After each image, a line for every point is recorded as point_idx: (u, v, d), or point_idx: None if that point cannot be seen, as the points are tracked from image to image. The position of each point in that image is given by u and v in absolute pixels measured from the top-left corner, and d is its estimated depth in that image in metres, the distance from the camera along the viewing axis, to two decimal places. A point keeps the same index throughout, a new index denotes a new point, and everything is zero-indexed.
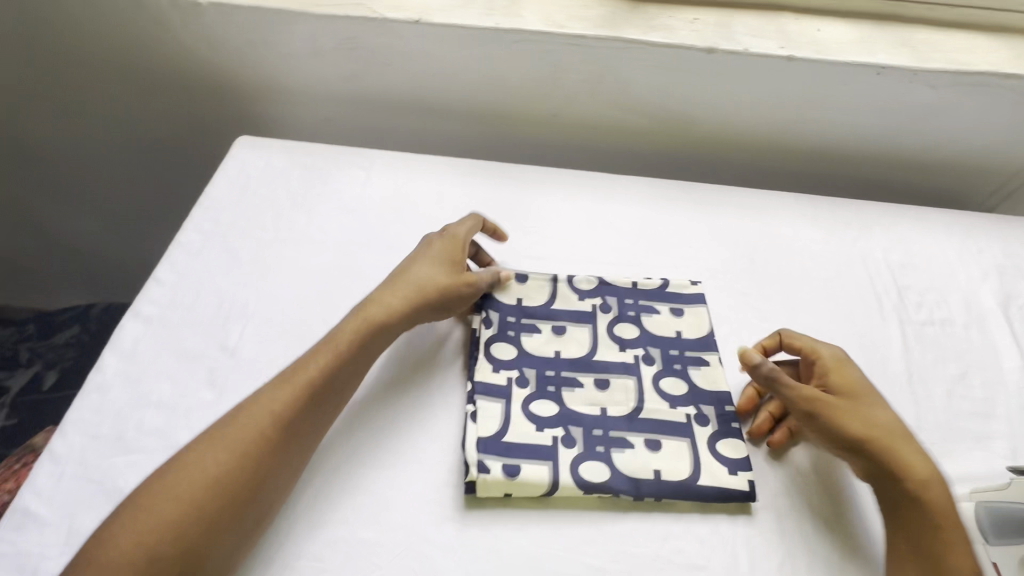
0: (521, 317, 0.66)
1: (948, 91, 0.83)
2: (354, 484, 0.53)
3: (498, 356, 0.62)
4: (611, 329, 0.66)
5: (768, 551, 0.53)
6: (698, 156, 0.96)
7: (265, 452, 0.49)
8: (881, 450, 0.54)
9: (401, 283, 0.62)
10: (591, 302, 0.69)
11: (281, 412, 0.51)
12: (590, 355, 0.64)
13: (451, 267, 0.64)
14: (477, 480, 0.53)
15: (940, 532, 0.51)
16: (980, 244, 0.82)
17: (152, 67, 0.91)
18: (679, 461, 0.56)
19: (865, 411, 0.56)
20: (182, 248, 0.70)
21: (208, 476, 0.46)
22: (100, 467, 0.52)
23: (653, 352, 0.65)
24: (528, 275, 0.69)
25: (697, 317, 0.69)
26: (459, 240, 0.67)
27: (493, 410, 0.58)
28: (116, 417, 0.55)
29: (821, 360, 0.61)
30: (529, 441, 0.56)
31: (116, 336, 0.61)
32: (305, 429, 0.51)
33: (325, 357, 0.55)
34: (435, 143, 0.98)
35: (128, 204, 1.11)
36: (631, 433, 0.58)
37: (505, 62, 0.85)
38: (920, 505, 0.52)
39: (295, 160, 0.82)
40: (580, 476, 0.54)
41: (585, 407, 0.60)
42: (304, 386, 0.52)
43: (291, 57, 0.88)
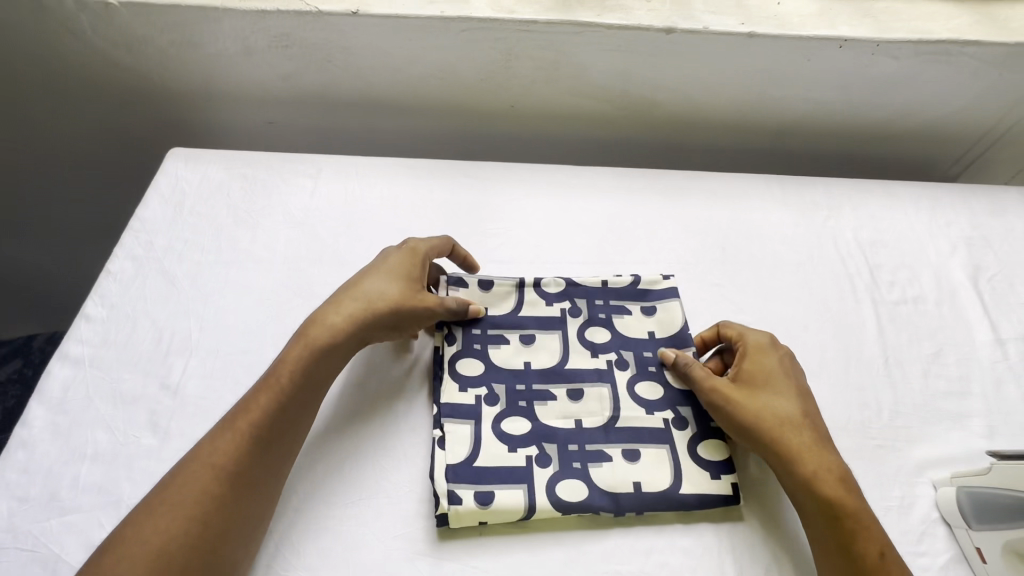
0: (487, 328, 0.63)
1: (912, 62, 0.80)
2: (319, 525, 0.52)
3: (466, 372, 0.60)
4: (581, 334, 0.63)
5: (752, 558, 0.53)
6: (663, 139, 0.93)
7: (215, 506, 0.46)
8: (773, 440, 0.54)
9: (349, 297, 0.58)
10: (560, 306, 0.65)
11: (223, 462, 0.48)
12: (561, 364, 0.61)
13: (405, 282, 0.60)
14: (450, 511, 0.51)
15: (836, 523, 0.50)
16: (947, 217, 0.80)
17: (72, 71, 0.85)
18: (659, 472, 0.55)
19: (763, 402, 0.55)
20: (114, 278, 0.66)
21: (156, 543, 0.44)
22: (32, 533, 0.49)
23: (626, 356, 0.62)
24: (493, 282, 0.65)
25: (669, 313, 0.65)
26: (418, 253, 0.63)
27: (463, 432, 0.56)
28: (46, 476, 0.52)
29: (743, 345, 0.59)
30: (502, 463, 0.54)
31: (43, 383, 0.57)
32: (255, 477, 0.49)
33: (266, 395, 0.52)
34: (390, 141, 0.94)
35: (63, 220, 1.05)
36: (609, 446, 0.56)
37: (451, 51, 0.80)
38: (814, 497, 0.51)
39: (235, 172, 0.77)
40: (557, 496, 0.53)
41: (559, 421, 0.57)
42: (244, 429, 0.50)
43: (223, 59, 0.82)
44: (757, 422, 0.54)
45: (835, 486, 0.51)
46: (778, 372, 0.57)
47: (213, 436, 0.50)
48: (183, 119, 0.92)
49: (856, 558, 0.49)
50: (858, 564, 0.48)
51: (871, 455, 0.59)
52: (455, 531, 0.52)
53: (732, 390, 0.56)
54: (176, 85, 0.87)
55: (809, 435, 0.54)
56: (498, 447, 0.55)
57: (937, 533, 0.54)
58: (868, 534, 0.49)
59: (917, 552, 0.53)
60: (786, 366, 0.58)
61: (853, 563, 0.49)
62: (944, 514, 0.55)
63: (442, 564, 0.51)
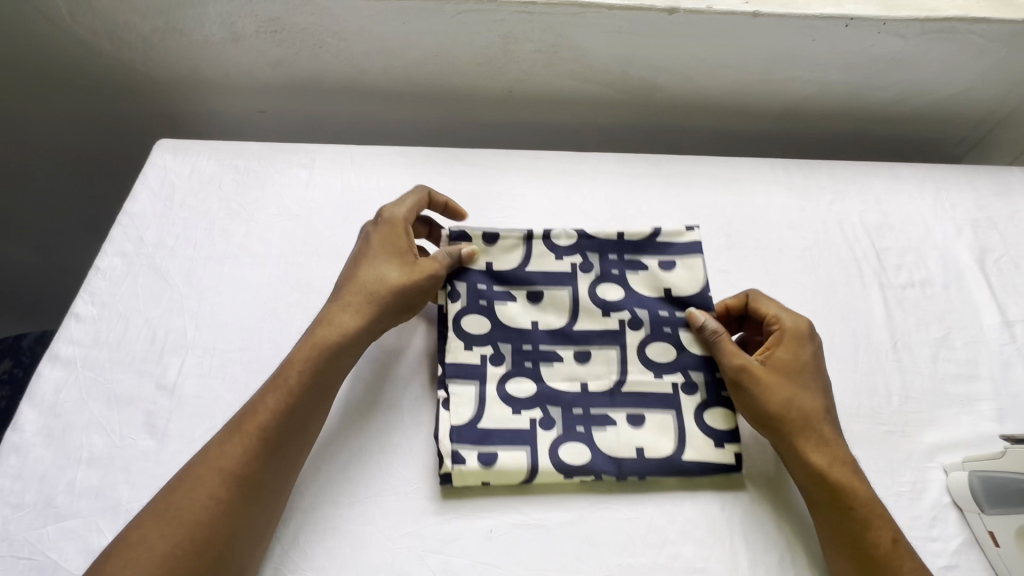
0: (493, 286, 0.61)
1: (918, 41, 0.79)
2: (328, 524, 0.51)
3: (473, 332, 0.59)
4: (591, 290, 0.62)
5: (767, 547, 0.52)
6: (664, 124, 0.91)
7: (223, 513, 0.45)
8: (794, 429, 0.53)
9: (352, 293, 0.56)
10: (571, 262, 0.64)
11: (231, 467, 0.47)
12: (570, 325, 0.60)
13: (400, 262, 0.58)
14: (453, 471, 0.52)
15: (851, 513, 0.50)
16: (953, 198, 0.79)
17: (54, 59, 0.82)
18: (663, 438, 0.55)
19: (790, 389, 0.54)
20: (103, 275, 0.63)
21: (162, 551, 0.42)
22: (28, 540, 0.47)
23: (637, 313, 0.61)
24: (501, 236, 0.63)
25: (687, 270, 0.64)
26: (400, 223, 0.61)
27: (467, 394, 0.56)
28: (41, 481, 0.50)
29: (780, 327, 0.58)
30: (506, 426, 0.55)
31: (33, 385, 0.55)
32: (263, 481, 0.47)
33: (275, 396, 0.50)
34: (385, 131, 0.91)
35: (48, 217, 1.01)
36: (614, 409, 0.56)
37: (446, 34, 0.77)
38: (830, 486, 0.51)
39: (227, 163, 0.74)
40: (559, 459, 0.53)
41: (565, 383, 0.58)
42: (253, 432, 0.48)
43: (210, 45, 0.79)
44: (781, 409, 0.54)
45: (852, 478, 0.51)
46: (808, 360, 0.56)
47: (222, 437, 0.48)
48: (169, 109, 0.89)
49: (868, 547, 0.49)
50: (869, 554, 0.49)
51: (882, 441, 0.58)
52: (466, 522, 0.51)
53: (762, 373, 0.55)
54: (161, 74, 0.84)
55: (829, 428, 0.54)
56: (505, 436, 0.54)
57: (949, 518, 0.54)
58: (880, 524, 0.50)
59: (929, 537, 0.53)
60: (815, 354, 0.57)
61: (864, 552, 0.49)
62: (955, 498, 0.55)
63: (453, 558, 0.50)
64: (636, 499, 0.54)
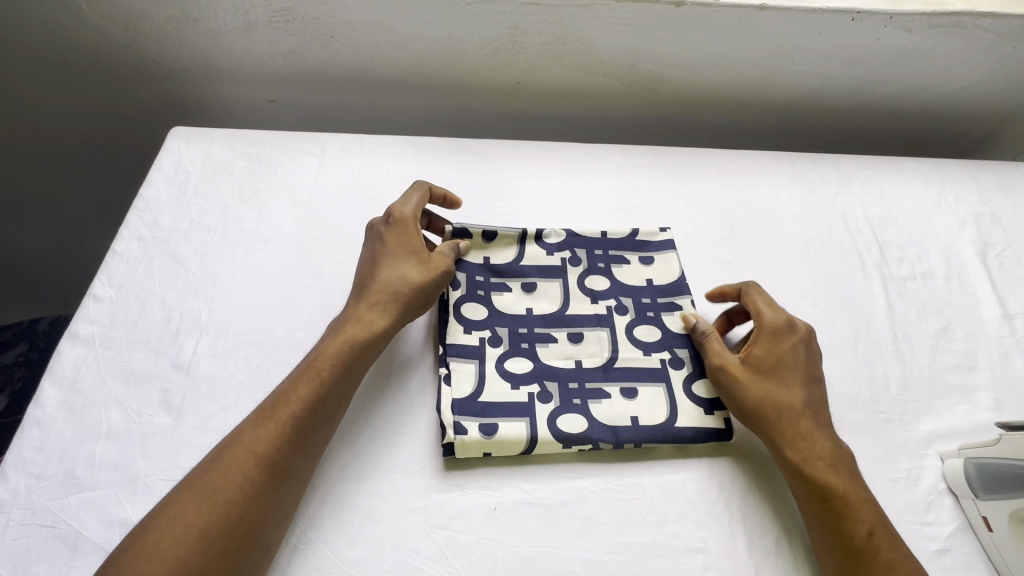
0: (490, 275, 0.65)
1: (924, 35, 0.79)
2: (335, 501, 0.52)
3: (472, 314, 0.62)
4: (581, 282, 0.66)
5: (763, 528, 0.54)
6: (670, 117, 0.92)
7: (255, 495, 0.47)
8: (771, 423, 0.55)
9: (377, 292, 0.58)
10: (560, 256, 0.68)
11: (265, 451, 0.48)
12: (562, 310, 0.64)
13: (417, 260, 0.60)
14: (455, 441, 0.54)
15: (825, 503, 0.51)
16: (956, 192, 0.80)
17: (71, 46, 0.84)
18: (655, 407, 0.58)
19: (763, 384, 0.56)
20: (120, 258, 0.65)
21: (197, 528, 0.44)
22: (51, 509, 0.49)
23: (625, 302, 0.65)
24: (498, 232, 0.67)
25: (666, 264, 0.68)
26: (410, 221, 0.62)
27: (467, 370, 0.58)
28: (62, 454, 0.52)
29: (762, 324, 0.59)
30: (506, 399, 0.57)
31: (54, 362, 0.57)
32: (293, 466, 0.49)
33: (306, 385, 0.52)
34: (393, 120, 0.92)
35: (63, 203, 1.03)
36: (608, 384, 0.59)
37: (455, 25, 0.78)
38: (805, 479, 0.52)
39: (239, 151, 0.76)
40: (557, 429, 0.55)
41: (560, 361, 0.60)
42: (286, 419, 0.50)
43: (223, 35, 0.80)
44: (756, 404, 0.55)
45: (826, 470, 0.52)
46: (787, 356, 0.57)
47: (255, 423, 0.50)
48: (182, 97, 0.91)
49: (844, 538, 0.50)
50: (844, 544, 0.50)
51: (879, 428, 0.59)
52: (470, 498, 0.53)
53: (736, 371, 0.57)
54: (175, 63, 0.85)
55: (810, 423, 0.55)
56: (510, 416, 0.55)
57: (944, 503, 0.55)
58: (856, 516, 0.50)
59: (923, 521, 0.54)
60: (797, 349, 0.58)
61: (837, 542, 0.50)
62: (950, 485, 0.56)
63: (458, 533, 0.51)
64: (635, 479, 0.55)
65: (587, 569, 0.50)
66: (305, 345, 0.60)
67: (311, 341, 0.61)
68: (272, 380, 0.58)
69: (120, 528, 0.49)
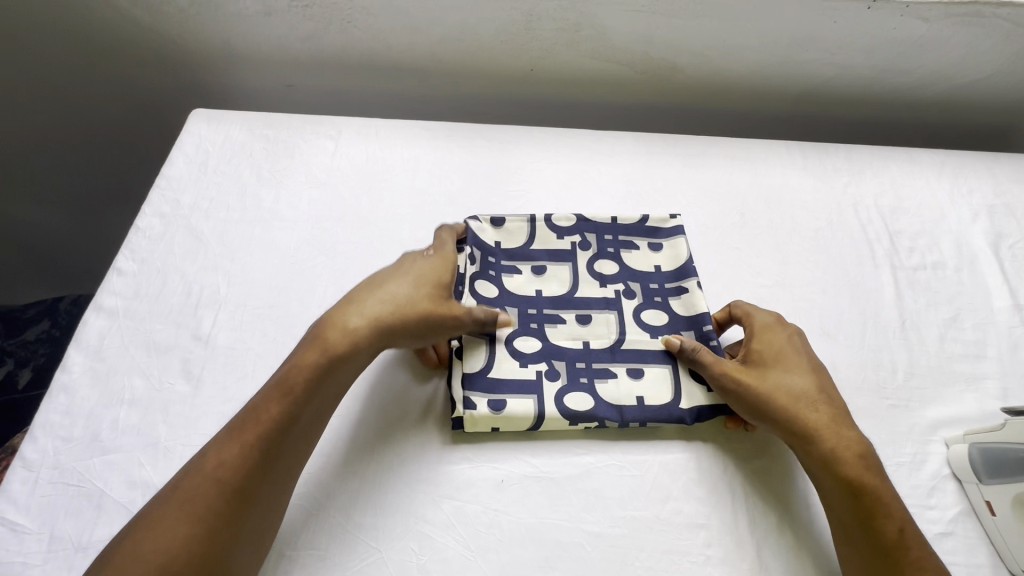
0: (501, 257, 0.67)
1: (942, 24, 0.78)
2: (352, 478, 0.54)
3: (482, 294, 0.63)
4: (590, 266, 0.67)
5: (766, 508, 0.54)
6: (682, 106, 0.93)
7: (220, 523, 0.44)
8: (786, 417, 0.54)
9: (374, 303, 0.54)
10: (570, 240, 0.69)
11: (230, 476, 0.46)
12: (571, 293, 0.65)
13: (433, 288, 0.57)
14: (464, 415, 0.55)
15: (855, 498, 0.50)
16: (970, 184, 0.80)
17: (97, 31, 0.87)
18: (661, 387, 0.59)
19: (771, 381, 0.55)
20: (142, 233, 0.67)
21: (155, 562, 0.42)
22: (77, 469, 0.51)
23: (633, 286, 0.66)
24: (506, 218, 0.68)
25: (674, 249, 0.68)
26: (449, 259, 0.60)
27: (478, 346, 0.59)
28: (87, 418, 0.54)
29: (750, 326, 0.60)
30: (514, 376, 0.58)
31: (80, 332, 0.60)
32: (260, 492, 0.46)
33: (277, 403, 0.49)
34: (408, 105, 0.94)
35: (87, 185, 1.07)
36: (614, 364, 0.60)
37: (470, 12, 0.79)
38: (833, 474, 0.51)
39: (257, 133, 0.77)
40: (564, 406, 0.56)
41: (568, 342, 0.61)
42: (254, 441, 0.47)
43: (242, 18, 0.82)
44: (769, 402, 0.54)
45: (856, 464, 0.51)
46: (785, 351, 0.58)
47: (221, 443, 0.47)
48: (202, 81, 0.93)
49: (874, 533, 0.49)
50: (878, 543, 0.49)
51: (885, 414, 0.60)
52: (479, 471, 0.54)
53: (739, 373, 0.56)
54: (196, 47, 0.87)
55: (826, 411, 0.54)
56: (518, 393, 0.57)
57: (948, 488, 0.55)
58: (888, 513, 0.50)
59: (926, 505, 0.54)
60: (792, 345, 0.58)
61: (873, 540, 0.49)
62: (955, 470, 0.56)
63: (466, 504, 0.52)
64: (639, 456, 0.56)
65: (591, 541, 0.51)
66: None
67: None
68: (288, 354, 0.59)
69: (142, 489, 0.51)
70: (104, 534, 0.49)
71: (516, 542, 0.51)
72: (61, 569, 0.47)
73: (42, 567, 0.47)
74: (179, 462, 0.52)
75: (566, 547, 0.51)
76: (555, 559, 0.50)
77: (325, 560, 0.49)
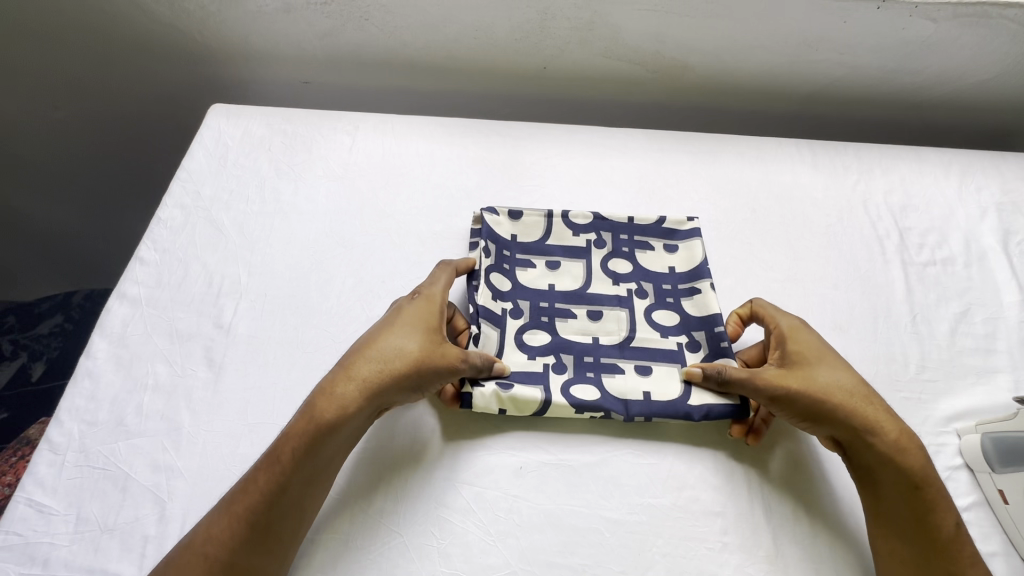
0: (516, 251, 0.68)
1: (949, 25, 0.79)
2: (379, 471, 0.54)
3: (496, 285, 0.64)
4: (604, 264, 0.68)
5: (782, 497, 0.55)
6: (692, 104, 0.94)
7: None
8: (845, 415, 0.53)
9: (362, 363, 0.53)
10: (585, 238, 0.70)
11: (216, 551, 0.46)
12: (584, 288, 0.66)
13: (422, 337, 0.55)
14: (473, 393, 0.56)
15: (917, 494, 0.51)
16: (977, 182, 0.81)
17: (118, 31, 0.89)
18: (669, 384, 0.59)
19: (822, 380, 0.55)
20: (164, 224, 0.68)
21: None
22: (103, 453, 0.52)
23: (645, 287, 0.67)
24: (524, 213, 0.70)
25: (690, 251, 0.69)
26: (435, 302, 0.59)
27: (491, 337, 0.61)
28: (112, 403, 0.55)
29: (778, 329, 0.60)
30: (522, 368, 0.59)
31: (104, 319, 0.61)
32: (256, 565, 0.46)
33: (264, 473, 0.49)
34: (421, 101, 0.95)
35: (104, 183, 1.08)
36: (623, 360, 0.61)
37: (486, 10, 0.80)
38: (897, 469, 0.52)
39: (275, 128, 0.79)
40: (571, 396, 0.57)
41: (577, 336, 0.62)
42: (243, 513, 0.47)
43: (260, 16, 0.83)
44: (824, 400, 0.54)
45: (918, 457, 0.52)
46: (823, 350, 0.57)
47: (214, 514, 0.48)
48: (221, 78, 0.94)
49: (933, 530, 0.50)
50: (937, 540, 0.50)
51: (899, 406, 0.60)
52: (498, 458, 0.55)
53: (786, 377, 0.55)
54: (214, 44, 0.89)
55: (879, 406, 0.55)
56: (527, 384, 0.57)
57: (961, 478, 0.56)
58: (946, 511, 0.50)
59: None
60: (825, 343, 0.59)
61: (932, 536, 0.50)
62: (967, 460, 0.57)
63: (485, 491, 0.53)
64: (653, 443, 0.57)
65: (610, 528, 0.52)
66: (339, 311, 0.63)
67: (344, 307, 0.63)
68: (307, 343, 0.60)
69: (166, 472, 0.52)
70: (129, 516, 0.49)
71: (535, 528, 0.51)
72: (88, 549, 0.47)
73: (69, 547, 0.47)
74: (201, 447, 0.53)
75: (585, 533, 0.51)
76: (574, 545, 0.51)
77: (347, 543, 0.50)
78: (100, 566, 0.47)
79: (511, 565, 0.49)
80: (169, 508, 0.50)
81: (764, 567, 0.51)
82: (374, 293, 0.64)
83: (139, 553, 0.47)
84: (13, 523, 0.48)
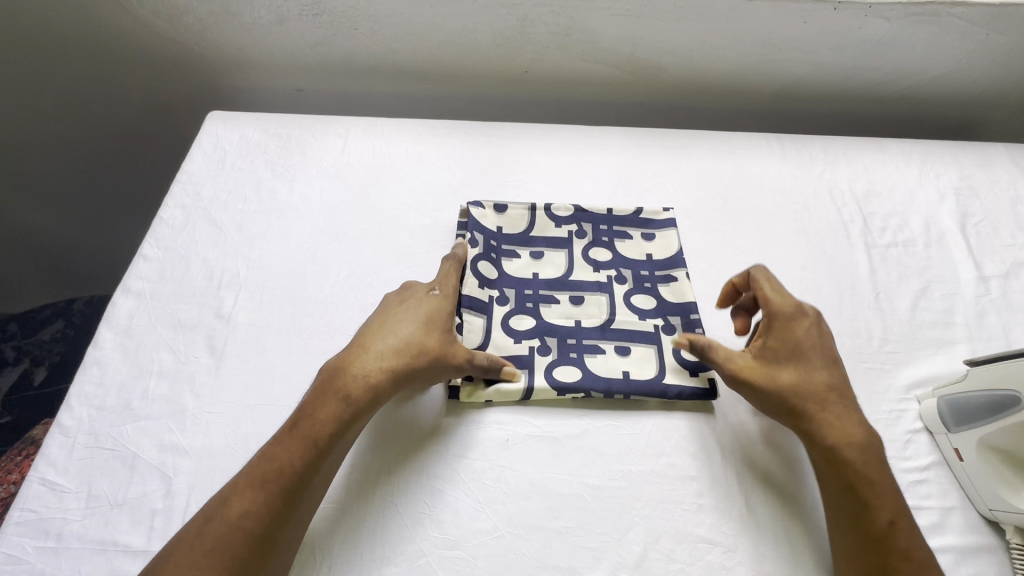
0: (502, 242, 0.72)
1: (901, 23, 0.84)
2: (376, 449, 0.57)
3: (483, 273, 0.68)
4: (585, 253, 0.72)
5: (753, 463, 0.58)
6: (668, 102, 0.99)
7: (241, 564, 0.45)
8: (810, 408, 0.56)
9: (388, 352, 0.56)
10: (567, 229, 0.74)
11: (253, 525, 0.47)
12: (566, 275, 0.70)
13: (439, 331, 0.59)
14: (461, 386, 0.60)
15: (851, 491, 0.52)
16: (936, 169, 0.85)
17: (118, 44, 0.93)
18: (646, 365, 0.63)
19: (795, 375, 0.57)
20: (166, 224, 0.72)
21: None
22: (111, 435, 0.55)
23: (624, 273, 0.71)
24: (509, 207, 0.74)
25: (666, 240, 0.73)
26: (447, 298, 0.62)
27: (477, 324, 0.64)
28: (119, 388, 0.58)
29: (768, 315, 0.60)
30: (507, 353, 0.63)
31: (110, 311, 0.64)
32: (283, 540, 0.48)
33: (297, 451, 0.50)
34: (410, 105, 1.00)
35: (105, 192, 1.12)
36: (604, 341, 0.65)
37: (468, 17, 0.85)
38: (840, 462, 0.53)
39: (270, 132, 0.83)
40: (554, 379, 0.60)
41: (561, 319, 0.66)
42: (275, 490, 0.48)
43: (256, 27, 0.88)
44: (789, 398, 0.56)
45: (854, 453, 0.54)
46: (807, 341, 0.59)
47: (241, 489, 0.48)
48: (216, 86, 0.98)
49: (866, 523, 0.51)
50: (869, 530, 0.50)
51: (864, 376, 0.64)
52: (488, 431, 0.58)
53: (755, 372, 0.58)
54: (211, 55, 0.93)
55: (851, 400, 0.57)
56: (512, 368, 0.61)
57: (921, 440, 0.60)
58: (879, 504, 0.51)
59: (902, 456, 0.59)
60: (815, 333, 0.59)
61: (864, 526, 0.51)
62: (927, 423, 0.61)
63: (473, 463, 0.56)
64: (632, 415, 0.61)
65: (591, 493, 0.55)
66: (334, 300, 0.66)
67: (339, 297, 0.66)
68: (305, 329, 0.63)
69: (172, 451, 0.54)
70: (138, 491, 0.52)
71: (521, 496, 0.54)
72: (99, 523, 0.50)
73: (81, 522, 0.50)
74: (205, 427, 0.56)
75: (568, 499, 0.55)
76: (558, 509, 0.54)
77: (344, 515, 0.53)
78: (111, 538, 0.50)
79: (499, 528, 0.53)
80: (175, 483, 0.53)
81: (736, 526, 0.54)
82: (367, 283, 0.68)
83: (148, 525, 0.50)
84: (28, 500, 0.51)
